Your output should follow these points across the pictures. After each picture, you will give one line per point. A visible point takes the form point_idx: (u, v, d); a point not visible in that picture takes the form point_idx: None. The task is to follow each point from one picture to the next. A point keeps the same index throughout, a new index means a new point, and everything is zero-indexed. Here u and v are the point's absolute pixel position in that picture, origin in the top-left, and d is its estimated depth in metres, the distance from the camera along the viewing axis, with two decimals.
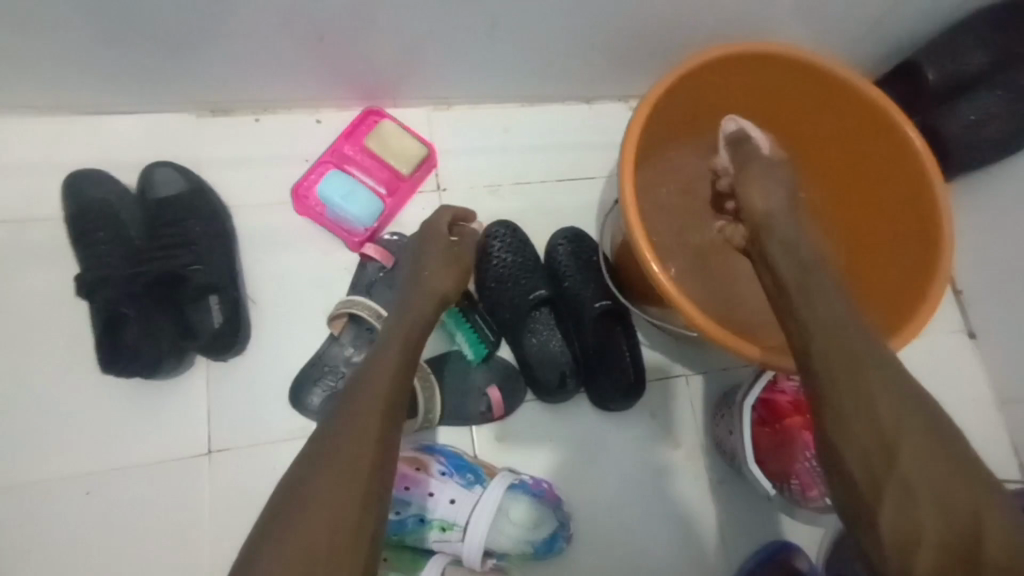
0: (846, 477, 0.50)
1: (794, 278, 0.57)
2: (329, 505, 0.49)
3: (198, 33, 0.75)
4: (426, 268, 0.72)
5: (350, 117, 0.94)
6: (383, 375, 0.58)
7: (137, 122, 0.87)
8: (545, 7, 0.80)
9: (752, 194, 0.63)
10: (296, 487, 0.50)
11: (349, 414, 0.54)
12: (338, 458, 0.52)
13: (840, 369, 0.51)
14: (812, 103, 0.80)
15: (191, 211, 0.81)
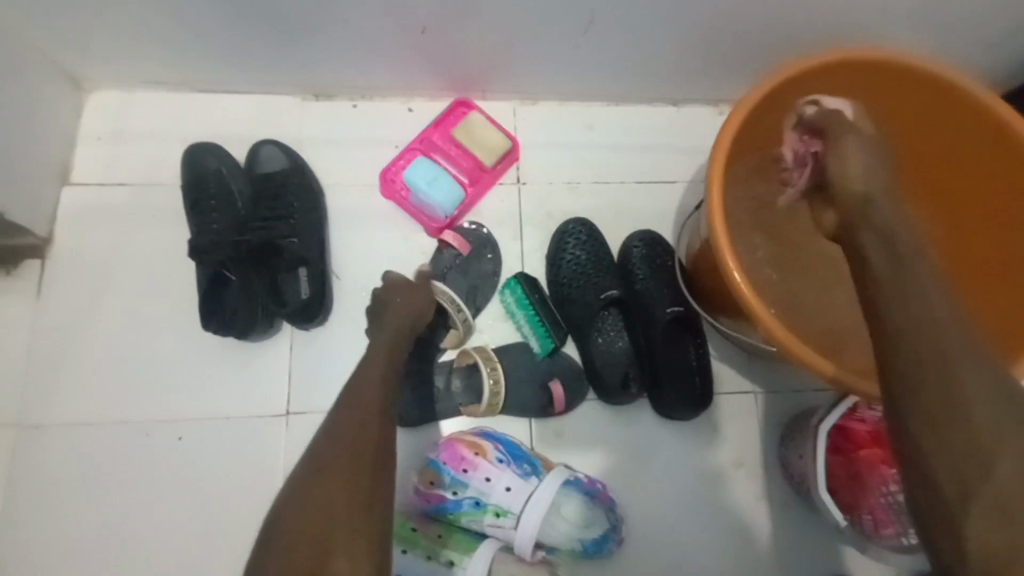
0: (927, 483, 0.44)
1: (881, 267, 0.49)
2: (340, 472, 0.56)
3: (313, 21, 0.80)
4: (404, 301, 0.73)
5: (439, 107, 0.97)
6: (374, 364, 0.65)
7: (249, 103, 0.94)
8: (645, 3, 0.78)
9: (838, 166, 0.55)
10: (310, 466, 0.56)
11: (351, 401, 0.61)
12: (333, 448, 0.57)
13: (930, 366, 0.44)
14: (926, 112, 0.74)
15: (290, 187, 0.87)
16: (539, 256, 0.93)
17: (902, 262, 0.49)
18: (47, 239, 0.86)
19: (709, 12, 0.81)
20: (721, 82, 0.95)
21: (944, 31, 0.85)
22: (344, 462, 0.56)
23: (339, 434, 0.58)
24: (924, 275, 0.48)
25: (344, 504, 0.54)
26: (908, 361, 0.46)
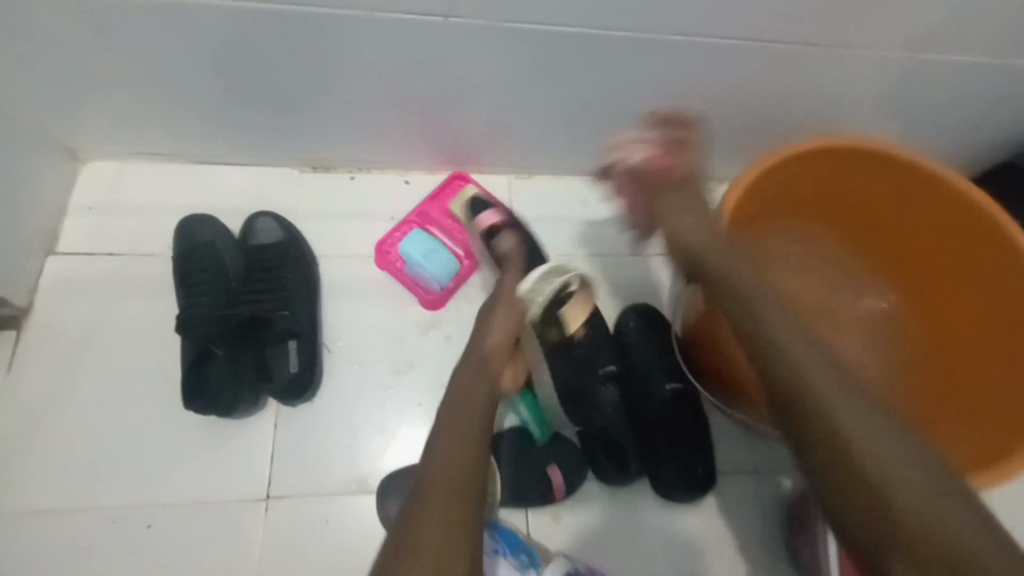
0: (851, 536, 0.49)
1: (767, 327, 0.58)
2: (441, 505, 0.51)
3: (315, 98, 0.82)
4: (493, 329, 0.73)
5: (436, 180, 0.99)
6: (466, 395, 0.64)
7: (246, 174, 0.95)
8: (637, 87, 0.82)
9: (666, 220, 0.75)
10: (408, 506, 0.52)
11: (443, 429, 0.60)
12: (453, 433, 0.59)
13: (813, 417, 0.51)
14: (898, 194, 0.80)
15: (284, 258, 0.86)
16: None
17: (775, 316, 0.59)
18: (25, 310, 0.83)
19: (698, 96, 0.85)
20: (707, 162, 0.99)
21: (915, 121, 0.90)
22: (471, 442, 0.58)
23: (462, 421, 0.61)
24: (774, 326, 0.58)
25: (464, 486, 0.53)
26: (794, 398, 0.53)
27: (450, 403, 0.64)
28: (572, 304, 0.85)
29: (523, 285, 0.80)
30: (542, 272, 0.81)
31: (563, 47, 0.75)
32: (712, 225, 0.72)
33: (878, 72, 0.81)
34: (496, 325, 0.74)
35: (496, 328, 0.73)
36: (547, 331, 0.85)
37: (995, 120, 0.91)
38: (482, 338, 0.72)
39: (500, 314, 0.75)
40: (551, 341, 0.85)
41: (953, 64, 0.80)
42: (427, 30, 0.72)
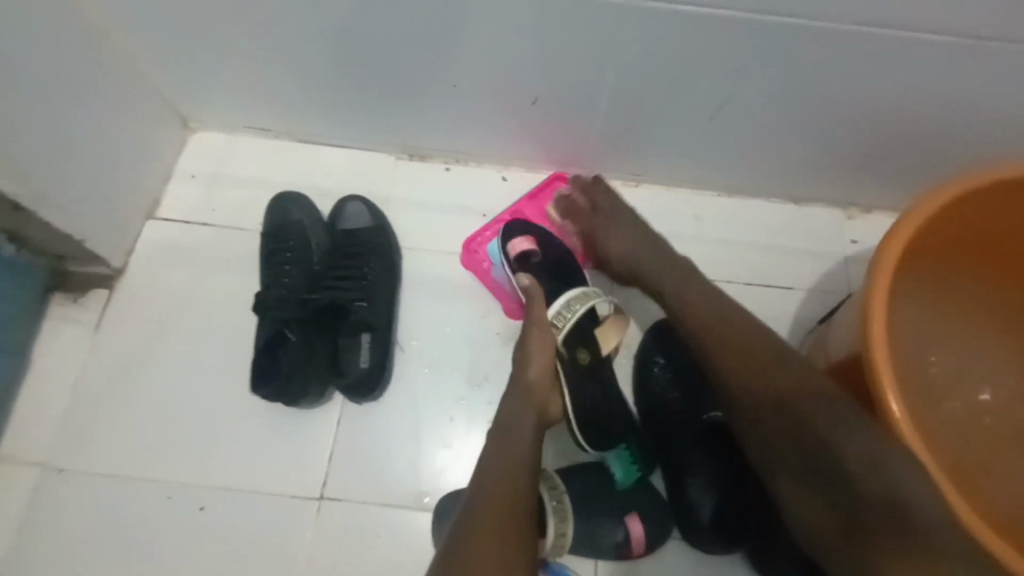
0: None
1: (819, 430, 0.53)
2: (491, 522, 0.52)
3: (423, 80, 0.77)
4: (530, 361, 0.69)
5: (534, 179, 0.92)
6: (520, 410, 0.65)
7: (343, 156, 0.92)
8: (785, 89, 0.70)
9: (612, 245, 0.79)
10: (462, 519, 0.53)
11: (494, 445, 0.60)
12: (502, 460, 0.59)
13: (903, 540, 0.46)
14: None
15: (370, 247, 0.82)
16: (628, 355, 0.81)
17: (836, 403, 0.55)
18: (120, 271, 0.84)
19: (859, 103, 0.71)
20: (850, 185, 0.84)
21: None
22: (521, 470, 0.58)
23: (510, 454, 0.59)
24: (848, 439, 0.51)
25: (511, 505, 0.54)
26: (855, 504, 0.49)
27: (496, 428, 0.63)
28: (607, 326, 0.75)
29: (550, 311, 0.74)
30: (564, 300, 0.74)
31: (703, 35, 0.65)
32: (640, 239, 0.77)
33: None
34: (533, 358, 0.69)
35: (535, 356, 0.70)
36: (574, 354, 0.73)
37: None
38: (524, 363, 0.69)
39: (537, 337, 0.71)
40: (579, 366, 0.73)
41: None
42: (552, 8, 0.64)
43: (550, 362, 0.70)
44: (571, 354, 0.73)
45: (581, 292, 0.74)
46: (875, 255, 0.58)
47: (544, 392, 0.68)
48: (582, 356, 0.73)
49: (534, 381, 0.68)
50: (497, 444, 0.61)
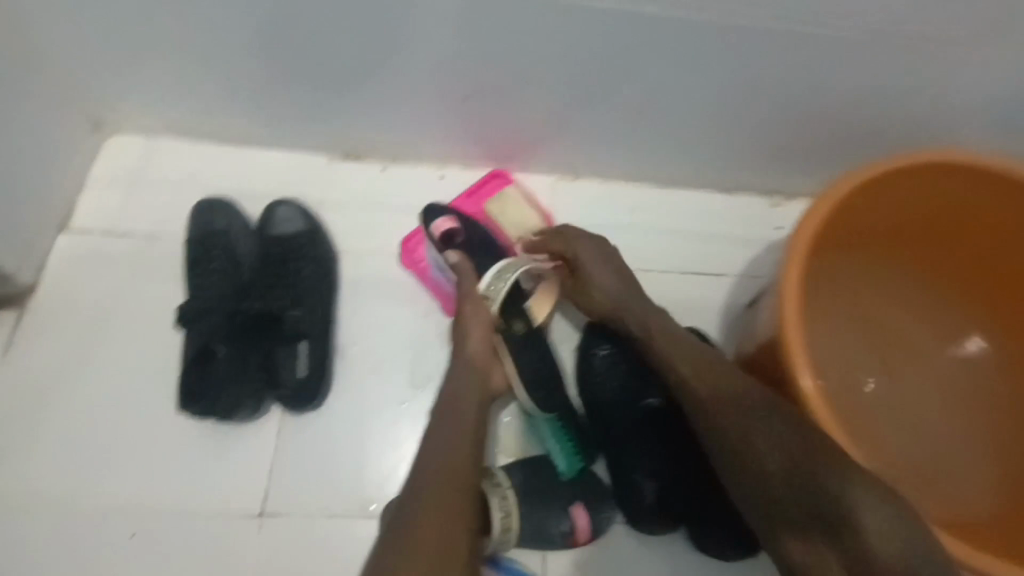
0: None
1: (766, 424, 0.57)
2: (437, 502, 0.54)
3: (350, 75, 0.75)
4: (468, 343, 0.70)
5: (473, 176, 0.91)
6: (469, 392, 0.67)
7: (273, 157, 0.89)
8: (707, 81, 0.72)
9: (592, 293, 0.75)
10: (408, 500, 0.55)
11: (441, 427, 0.62)
12: (450, 441, 0.60)
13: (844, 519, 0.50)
14: (977, 229, 0.70)
15: (303, 253, 0.81)
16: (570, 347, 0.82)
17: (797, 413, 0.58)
18: (32, 287, 0.79)
19: (776, 94, 0.74)
20: (774, 174, 0.88)
21: None
22: (465, 446, 0.60)
23: (453, 434, 0.61)
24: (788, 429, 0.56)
25: (456, 487, 0.56)
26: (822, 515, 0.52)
27: (438, 409, 0.65)
28: (537, 295, 0.78)
29: (480, 286, 0.74)
30: (495, 270, 0.74)
31: (626, 28, 0.66)
32: (627, 293, 0.73)
33: (991, 72, 0.70)
34: (471, 333, 0.70)
35: (475, 327, 0.71)
36: (510, 324, 0.75)
37: None
38: (463, 340, 0.70)
39: (470, 314, 0.71)
40: (516, 334, 0.75)
41: None
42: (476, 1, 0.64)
43: (488, 337, 0.71)
44: (509, 322, 0.75)
45: (506, 262, 0.75)
46: (790, 239, 0.62)
47: (484, 365, 0.70)
48: (518, 325, 0.75)
49: (475, 353, 0.69)
50: (441, 425, 0.62)
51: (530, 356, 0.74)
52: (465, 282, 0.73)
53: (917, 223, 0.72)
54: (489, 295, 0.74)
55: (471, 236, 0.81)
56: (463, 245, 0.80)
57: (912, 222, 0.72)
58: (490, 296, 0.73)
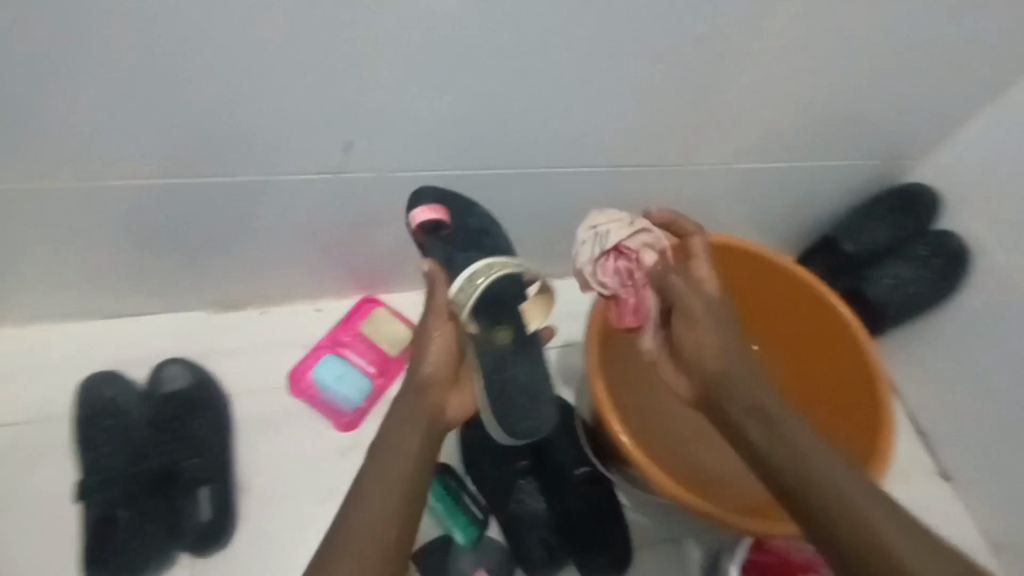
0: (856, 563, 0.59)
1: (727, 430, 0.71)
2: (360, 536, 0.62)
3: (220, 247, 0.89)
4: (422, 355, 0.73)
5: (346, 305, 1.04)
6: (411, 425, 0.71)
7: (155, 320, 0.98)
8: (517, 204, 0.93)
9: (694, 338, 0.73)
10: (338, 528, 0.63)
11: (380, 462, 0.68)
12: (387, 480, 0.66)
13: (815, 493, 0.63)
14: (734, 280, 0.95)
15: (194, 406, 0.89)
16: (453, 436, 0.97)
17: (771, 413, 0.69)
18: None
19: (571, 210, 0.97)
20: None
21: (759, 209, 1.06)
22: (400, 484, 0.66)
23: (389, 471, 0.67)
24: (796, 434, 0.66)
25: (381, 529, 0.63)
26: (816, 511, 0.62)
27: (381, 441, 0.70)
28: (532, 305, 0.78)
29: (453, 290, 0.72)
30: (468, 275, 0.72)
31: (442, 180, 0.85)
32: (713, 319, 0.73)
33: (710, 179, 0.97)
34: (427, 349, 0.73)
35: (433, 348, 0.73)
36: (492, 332, 0.73)
37: (813, 208, 1.08)
38: (420, 358, 0.73)
39: (436, 332, 0.73)
40: (503, 343, 0.73)
41: (766, 169, 0.97)
42: (317, 183, 0.81)
43: (445, 356, 0.73)
44: (484, 330, 0.72)
45: (486, 263, 0.72)
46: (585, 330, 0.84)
47: (441, 389, 0.74)
48: (501, 334, 0.73)
49: (428, 376, 0.73)
50: (382, 462, 0.68)
51: (512, 368, 0.73)
52: (439, 290, 0.72)
53: None
54: (461, 294, 0.72)
55: (458, 226, 0.79)
56: (456, 232, 0.79)
57: None
58: (459, 306, 0.72)
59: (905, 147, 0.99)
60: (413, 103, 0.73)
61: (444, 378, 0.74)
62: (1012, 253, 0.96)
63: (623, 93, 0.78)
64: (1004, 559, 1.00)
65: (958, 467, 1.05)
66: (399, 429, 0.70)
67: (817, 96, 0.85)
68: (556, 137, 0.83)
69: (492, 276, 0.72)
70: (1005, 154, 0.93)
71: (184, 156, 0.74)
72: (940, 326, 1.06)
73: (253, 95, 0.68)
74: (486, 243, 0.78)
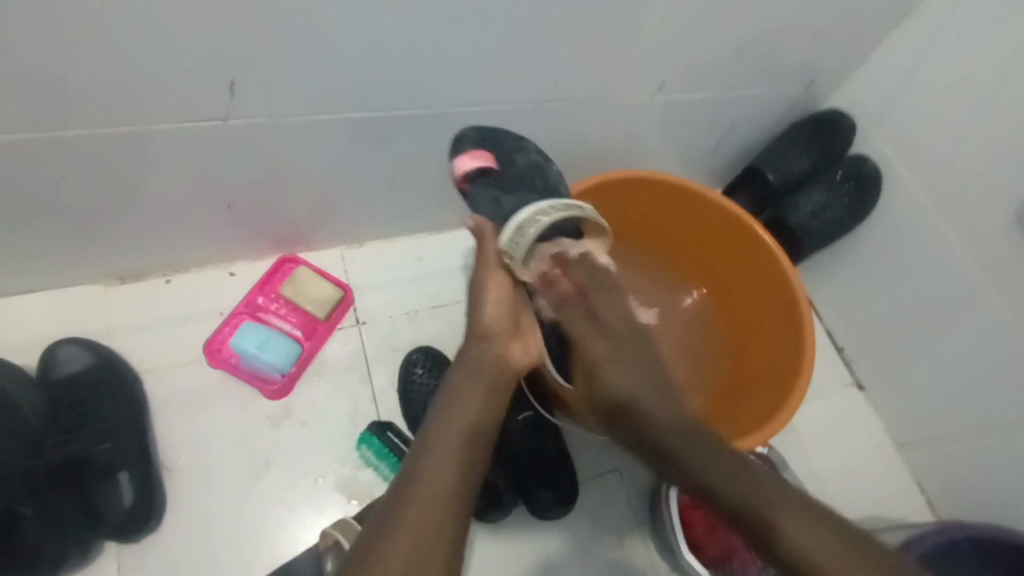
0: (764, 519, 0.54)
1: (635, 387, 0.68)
2: (418, 511, 0.53)
3: (106, 218, 0.81)
4: (485, 308, 0.72)
5: (263, 268, 0.98)
6: (472, 384, 0.65)
7: (45, 301, 0.90)
8: (434, 149, 0.89)
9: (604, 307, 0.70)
10: (396, 500, 0.53)
11: (441, 421, 0.61)
12: (445, 443, 0.58)
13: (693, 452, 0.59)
14: (672, 213, 0.97)
15: (99, 389, 0.85)
16: (392, 392, 0.96)
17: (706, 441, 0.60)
18: None
19: None
20: None
21: (682, 143, 1.06)
22: (460, 448, 0.58)
23: (458, 418, 0.61)
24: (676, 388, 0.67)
25: (440, 502, 0.54)
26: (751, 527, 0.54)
27: (446, 395, 0.64)
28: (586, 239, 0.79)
29: (504, 237, 0.72)
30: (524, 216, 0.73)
31: (350, 127, 0.79)
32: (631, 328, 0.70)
33: (634, 111, 0.95)
34: (488, 300, 0.72)
35: (492, 296, 0.72)
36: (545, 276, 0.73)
37: (734, 137, 1.09)
38: (480, 306, 0.72)
39: (493, 279, 0.73)
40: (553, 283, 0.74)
41: (689, 100, 0.96)
42: (207, 140, 0.74)
43: (507, 303, 0.73)
44: (535, 277, 0.72)
45: (535, 211, 0.73)
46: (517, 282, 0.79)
47: (502, 337, 0.71)
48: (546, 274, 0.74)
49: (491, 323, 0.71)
50: (440, 425, 0.60)
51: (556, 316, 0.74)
52: (494, 241, 0.73)
53: (630, 216, 0.98)
54: (513, 243, 0.72)
55: (504, 168, 0.81)
56: (503, 174, 0.80)
57: (626, 216, 0.98)
58: (510, 254, 0.71)
59: (821, 71, 1.00)
60: (308, 41, 0.65)
61: (508, 333, 0.71)
62: (917, 173, 1.00)
63: (539, 24, 0.73)
64: (907, 458, 1.10)
65: (871, 378, 1.14)
66: (460, 381, 0.65)
67: (734, 23, 0.83)
68: (469, 74, 0.77)
69: (554, 217, 0.73)
70: (913, 74, 0.96)
71: (40, 113, 0.64)
72: (853, 249, 1.12)
73: (109, 40, 0.59)
74: (534, 182, 0.80)
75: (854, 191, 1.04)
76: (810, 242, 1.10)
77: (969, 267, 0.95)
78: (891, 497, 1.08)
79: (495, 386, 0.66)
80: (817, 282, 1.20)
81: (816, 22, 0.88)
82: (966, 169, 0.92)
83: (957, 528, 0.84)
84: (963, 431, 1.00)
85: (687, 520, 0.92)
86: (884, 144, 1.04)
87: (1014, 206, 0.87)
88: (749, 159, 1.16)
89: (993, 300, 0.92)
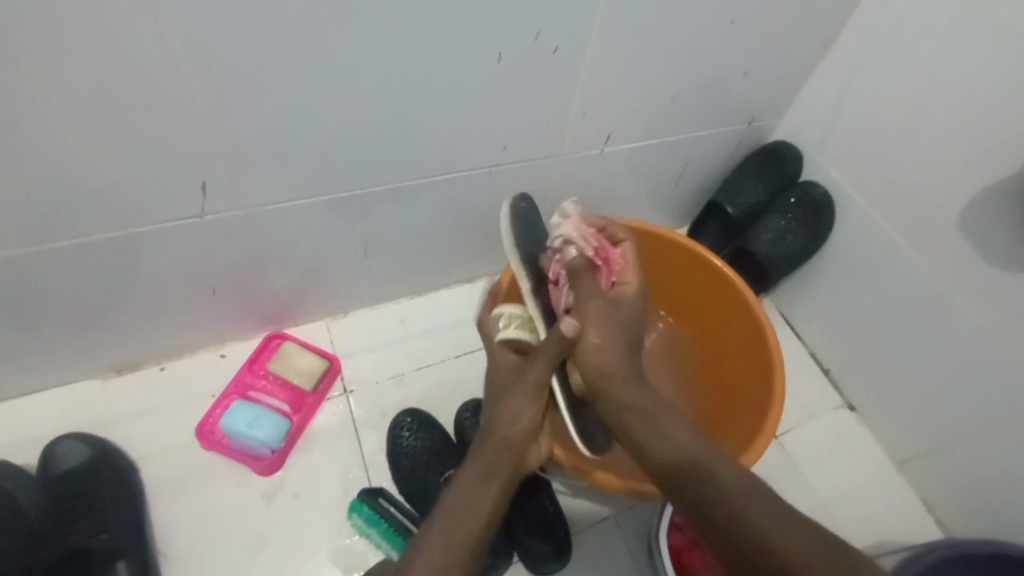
0: (765, 546, 0.57)
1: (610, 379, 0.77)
2: None
3: (100, 316, 0.86)
4: (516, 407, 0.78)
5: (251, 346, 1.03)
6: (483, 493, 0.72)
7: (43, 400, 0.94)
8: (403, 221, 0.95)
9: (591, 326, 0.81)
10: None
11: (450, 518, 0.68)
12: (457, 546, 0.65)
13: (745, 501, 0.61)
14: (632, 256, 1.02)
15: (95, 478, 0.88)
16: (382, 456, 0.98)
17: (757, 486, 0.62)
18: None
19: (459, 215, 0.99)
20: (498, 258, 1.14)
21: (641, 187, 1.12)
22: (465, 555, 0.65)
23: (467, 513, 0.69)
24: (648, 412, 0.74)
25: None
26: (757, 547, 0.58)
27: (459, 485, 0.72)
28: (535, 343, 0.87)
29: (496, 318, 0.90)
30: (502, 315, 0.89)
31: (318, 210, 0.86)
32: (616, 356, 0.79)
33: (589, 162, 1.01)
34: (511, 401, 0.78)
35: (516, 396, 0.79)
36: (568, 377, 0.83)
37: (692, 176, 1.15)
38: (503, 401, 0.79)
39: (520, 383, 0.79)
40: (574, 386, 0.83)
41: (639, 147, 1.02)
42: (188, 236, 0.80)
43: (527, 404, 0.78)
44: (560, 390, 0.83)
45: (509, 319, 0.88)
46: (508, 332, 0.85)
47: (520, 445, 0.77)
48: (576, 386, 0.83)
49: (514, 432, 0.77)
50: (451, 523, 0.67)
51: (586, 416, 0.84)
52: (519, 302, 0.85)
53: None
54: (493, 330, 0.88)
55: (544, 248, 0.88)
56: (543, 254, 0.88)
57: None
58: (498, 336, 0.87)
59: (761, 106, 1.06)
60: (269, 135, 0.72)
61: (513, 454, 0.76)
62: (866, 193, 1.04)
63: (480, 97, 0.80)
64: (908, 473, 1.09)
65: (860, 396, 1.14)
66: (473, 476, 0.73)
67: (665, 74, 0.89)
68: (425, 147, 0.84)
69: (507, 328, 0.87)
70: (848, 99, 1.01)
71: (36, 229, 0.70)
72: (820, 270, 1.15)
73: (89, 156, 0.66)
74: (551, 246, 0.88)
75: (810, 216, 1.08)
76: (776, 268, 1.14)
77: (930, 275, 0.97)
78: (900, 517, 1.06)
79: (504, 489, 0.74)
80: (794, 305, 1.22)
81: (744, 64, 0.94)
82: (909, 183, 0.96)
83: (952, 543, 0.85)
84: (956, 441, 0.99)
85: (683, 562, 0.91)
86: (832, 168, 1.09)
87: (958, 214, 0.91)
88: (708, 195, 1.21)
89: (958, 307, 0.94)
